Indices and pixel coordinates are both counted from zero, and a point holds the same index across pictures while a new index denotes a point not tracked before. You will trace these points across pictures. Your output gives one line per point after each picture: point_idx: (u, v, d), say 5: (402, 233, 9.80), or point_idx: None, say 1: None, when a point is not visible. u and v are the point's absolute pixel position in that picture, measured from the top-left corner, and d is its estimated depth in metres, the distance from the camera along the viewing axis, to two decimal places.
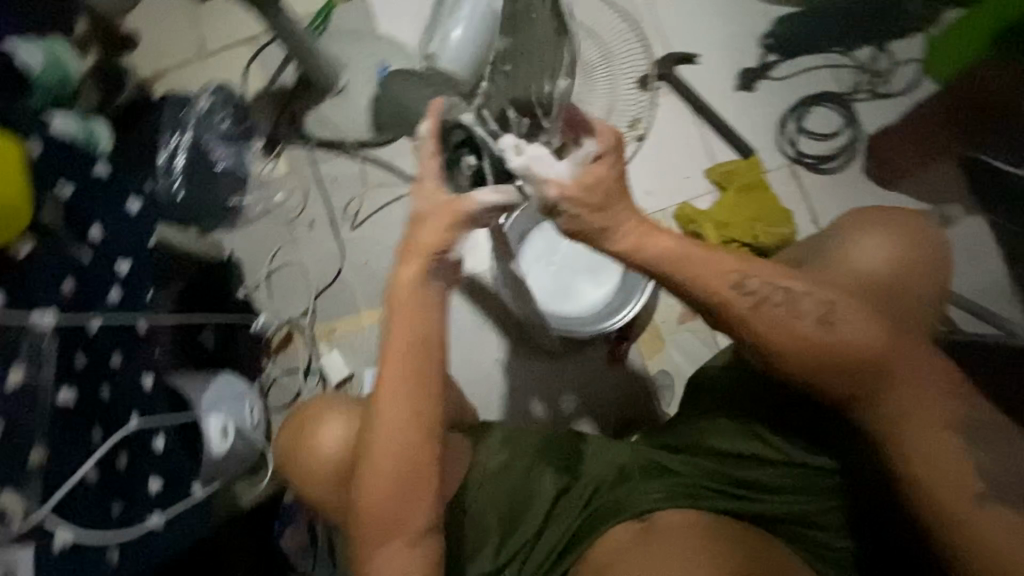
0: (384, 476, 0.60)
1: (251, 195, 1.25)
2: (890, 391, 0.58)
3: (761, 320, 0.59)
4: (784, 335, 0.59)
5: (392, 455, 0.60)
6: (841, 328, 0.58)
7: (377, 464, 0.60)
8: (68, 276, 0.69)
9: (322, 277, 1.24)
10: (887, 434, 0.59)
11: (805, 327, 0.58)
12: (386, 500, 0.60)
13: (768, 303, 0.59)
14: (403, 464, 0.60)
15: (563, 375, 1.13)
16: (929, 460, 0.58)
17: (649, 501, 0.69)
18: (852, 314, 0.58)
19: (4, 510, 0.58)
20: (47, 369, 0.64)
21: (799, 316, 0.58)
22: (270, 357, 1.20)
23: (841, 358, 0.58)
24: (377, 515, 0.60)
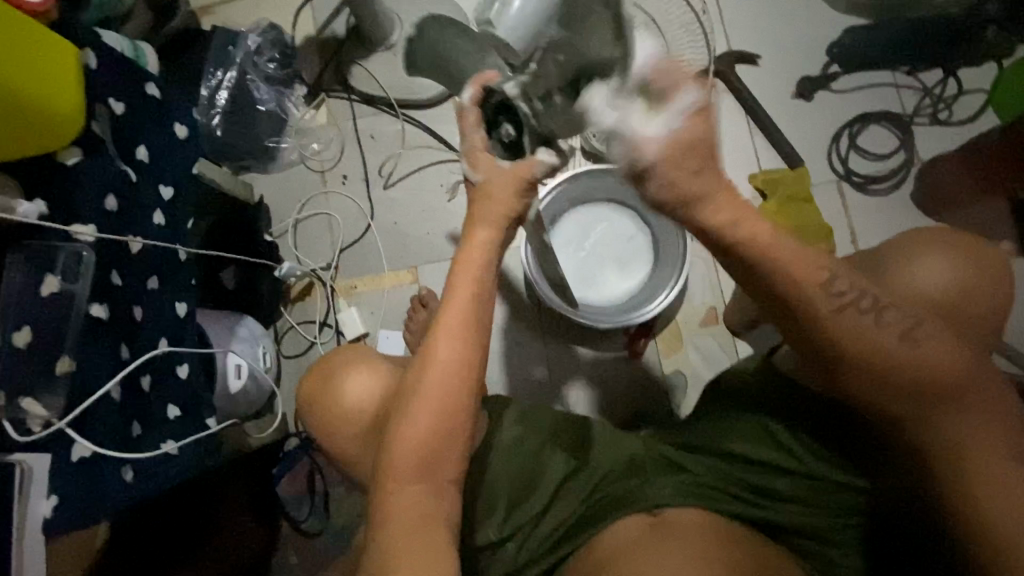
0: (427, 435, 0.56)
1: (289, 141, 1.23)
2: (955, 416, 0.54)
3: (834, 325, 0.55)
4: (853, 342, 0.55)
5: (429, 402, 0.56)
6: (919, 347, 0.54)
7: (411, 411, 0.57)
8: (112, 193, 0.68)
9: (348, 232, 1.23)
10: (951, 461, 0.55)
11: (880, 337, 0.54)
12: (424, 460, 0.56)
13: (845, 310, 0.55)
14: (446, 425, 0.56)
15: (578, 363, 1.13)
16: (992, 497, 0.53)
17: (661, 496, 0.68)
18: (933, 334, 0.55)
19: (26, 413, 0.59)
20: (83, 282, 0.64)
21: (873, 326, 0.55)
22: (287, 306, 1.20)
23: (909, 376, 0.54)
24: (405, 465, 0.55)
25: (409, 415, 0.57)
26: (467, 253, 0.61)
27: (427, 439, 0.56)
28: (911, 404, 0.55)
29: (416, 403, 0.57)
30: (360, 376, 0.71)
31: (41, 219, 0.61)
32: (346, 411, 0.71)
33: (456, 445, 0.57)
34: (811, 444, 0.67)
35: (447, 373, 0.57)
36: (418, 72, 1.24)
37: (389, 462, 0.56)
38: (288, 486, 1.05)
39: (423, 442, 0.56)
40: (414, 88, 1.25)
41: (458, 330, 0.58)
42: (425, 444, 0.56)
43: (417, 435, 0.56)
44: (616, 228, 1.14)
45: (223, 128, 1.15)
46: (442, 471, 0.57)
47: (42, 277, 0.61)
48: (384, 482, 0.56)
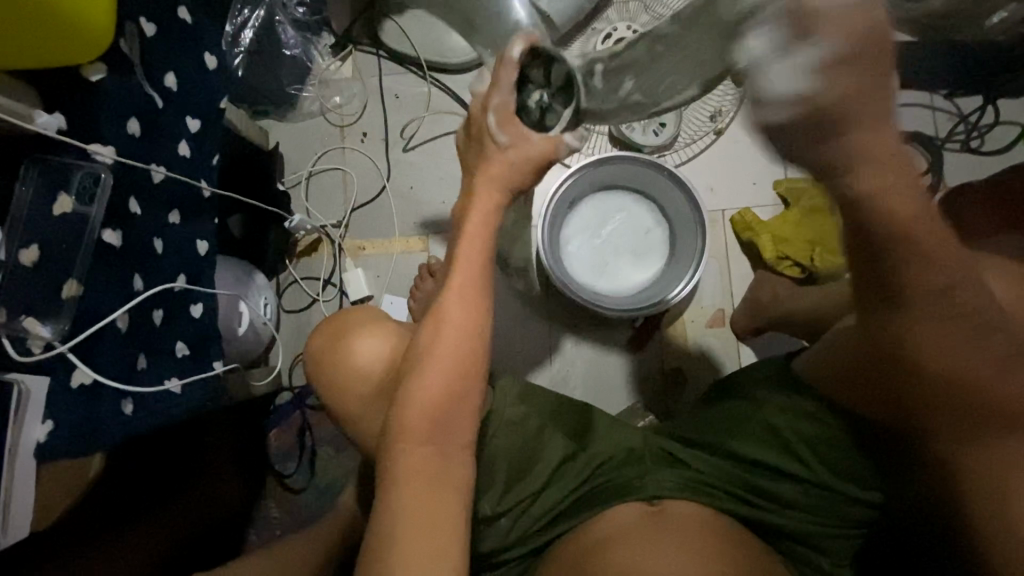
0: (428, 390, 0.55)
1: (310, 90, 1.20)
2: (1016, 448, 0.53)
3: (939, 335, 0.51)
4: (944, 353, 0.52)
5: (441, 363, 0.55)
6: (1019, 376, 0.51)
7: (423, 373, 0.55)
8: (133, 117, 0.66)
9: (362, 192, 1.21)
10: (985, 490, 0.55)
11: (986, 356, 0.51)
12: (428, 415, 0.54)
13: (960, 320, 0.50)
14: (449, 383, 0.55)
15: (580, 349, 1.12)
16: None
17: (661, 488, 0.67)
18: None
19: (26, 332, 0.58)
20: (97, 205, 0.62)
21: (980, 342, 0.51)
22: (293, 259, 1.18)
23: (986, 398, 0.52)
24: (416, 426, 0.54)
25: (420, 376, 0.55)
26: (475, 227, 0.61)
27: (436, 402, 0.54)
28: (978, 424, 0.54)
29: (427, 363, 0.55)
30: (367, 338, 0.70)
31: (59, 133, 0.59)
32: (354, 371, 0.69)
33: (466, 410, 0.56)
34: (837, 450, 0.67)
35: (462, 337, 0.56)
36: (451, 35, 1.19)
37: (399, 423, 0.54)
38: (276, 440, 1.07)
39: (434, 404, 0.54)
40: (446, 51, 1.19)
41: (472, 295, 0.57)
42: (434, 407, 0.54)
43: (425, 395, 0.54)
44: (634, 218, 1.12)
45: (244, 68, 1.09)
46: (453, 435, 0.55)
47: (56, 195, 0.60)
48: (395, 440, 0.54)
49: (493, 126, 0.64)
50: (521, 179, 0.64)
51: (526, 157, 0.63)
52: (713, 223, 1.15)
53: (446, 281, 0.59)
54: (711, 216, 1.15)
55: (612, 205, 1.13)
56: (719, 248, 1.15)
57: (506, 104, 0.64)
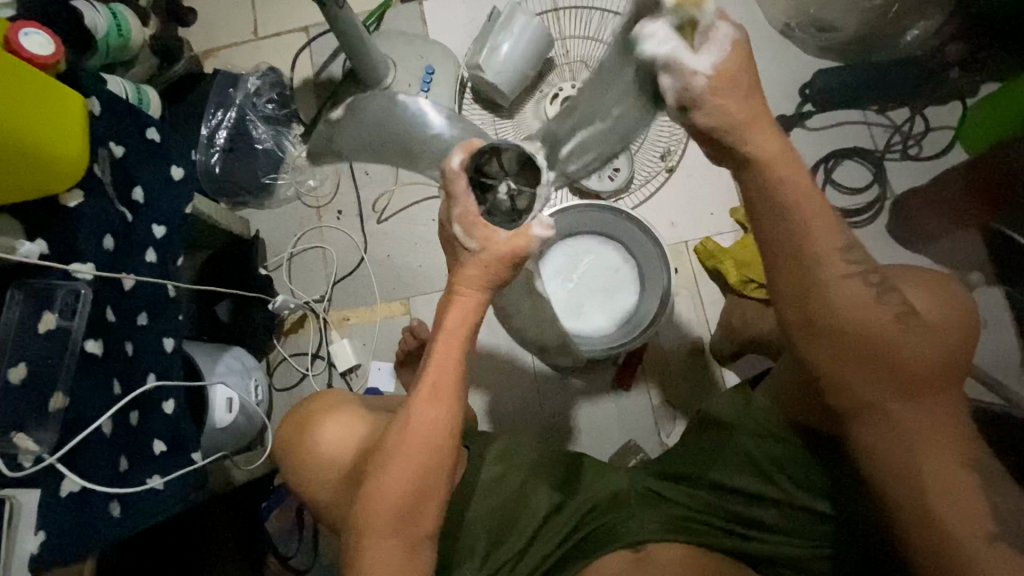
0: (398, 476, 0.56)
1: (285, 176, 1.27)
2: (915, 412, 0.54)
3: (833, 295, 0.54)
4: (843, 319, 0.54)
5: (406, 458, 0.56)
6: (907, 338, 0.53)
7: (390, 465, 0.56)
8: (108, 234, 0.71)
9: (342, 265, 1.26)
10: (913, 457, 0.54)
11: (883, 323, 0.54)
12: (401, 500, 0.56)
13: (850, 282, 0.54)
14: (417, 471, 0.56)
15: (567, 392, 1.14)
16: (945, 490, 0.53)
17: (646, 532, 0.70)
18: (922, 334, 0.54)
19: (18, 448, 0.61)
20: (79, 318, 0.66)
21: (872, 296, 0.54)
22: (281, 338, 1.22)
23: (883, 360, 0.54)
24: (384, 519, 0.56)
25: (387, 470, 0.56)
26: (450, 316, 0.60)
27: (406, 496, 0.56)
28: (884, 388, 0.54)
29: (394, 452, 0.57)
30: (338, 423, 0.71)
31: (42, 259, 0.64)
32: (321, 457, 0.70)
33: (435, 500, 0.57)
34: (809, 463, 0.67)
35: (432, 433, 0.57)
36: None
37: (365, 517, 0.56)
38: (277, 522, 1.05)
39: (404, 498, 0.56)
40: None
41: (441, 387, 0.58)
42: (405, 501, 0.56)
43: (393, 486, 0.56)
44: (602, 259, 1.16)
45: (221, 164, 1.23)
46: (418, 525, 0.57)
47: (40, 314, 0.65)
48: (363, 534, 0.56)
49: (460, 234, 0.59)
50: (496, 274, 0.60)
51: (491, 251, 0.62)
52: (679, 255, 1.19)
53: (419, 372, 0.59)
54: (676, 249, 1.20)
55: (585, 246, 1.17)
56: (688, 280, 1.19)
57: (467, 211, 0.59)
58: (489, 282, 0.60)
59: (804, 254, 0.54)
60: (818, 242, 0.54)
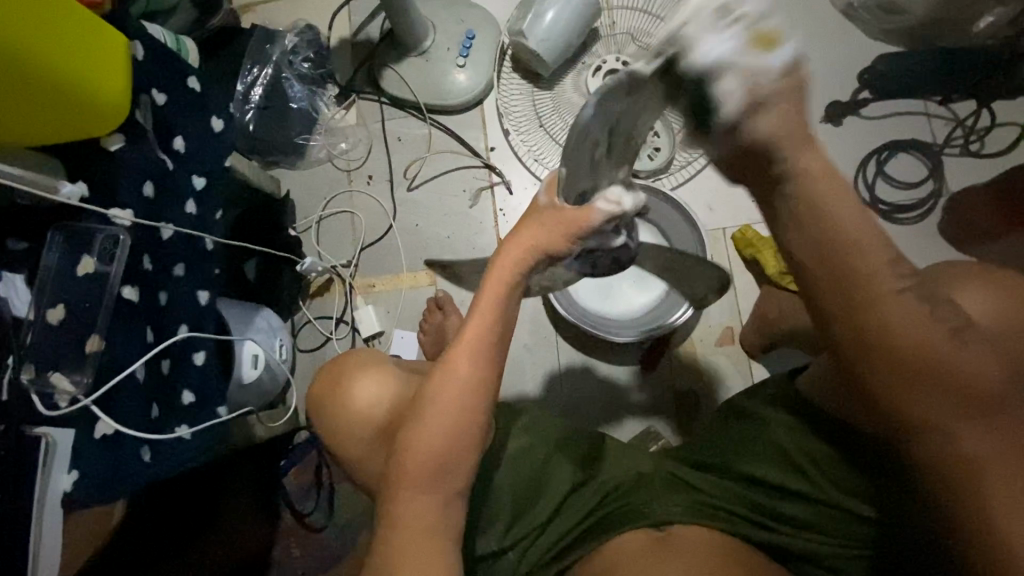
0: (430, 437, 0.54)
1: (318, 139, 1.26)
2: (984, 431, 0.50)
3: (885, 314, 0.51)
4: (900, 341, 0.50)
5: (439, 415, 0.54)
6: (965, 356, 0.50)
7: (423, 423, 0.55)
8: (148, 181, 0.70)
9: (370, 231, 1.25)
10: (966, 477, 0.51)
11: (937, 340, 0.50)
12: (440, 451, 0.54)
13: (903, 298, 0.51)
14: (450, 423, 0.54)
15: (590, 374, 1.12)
16: (1014, 511, 0.49)
17: (670, 513, 0.68)
18: (981, 344, 0.51)
19: (53, 388, 0.61)
20: (116, 265, 0.66)
21: (925, 316, 0.51)
22: (306, 300, 1.22)
23: (933, 378, 0.50)
24: (418, 473, 0.53)
25: (420, 424, 0.55)
26: (489, 277, 0.58)
27: (433, 453, 0.54)
28: (947, 408, 0.51)
29: (426, 413, 0.55)
30: (367, 382, 0.70)
31: (81, 203, 0.64)
32: (352, 415, 0.70)
33: (461, 460, 0.54)
34: (843, 467, 0.66)
35: (463, 391, 0.55)
36: (448, 77, 1.22)
37: (401, 467, 0.54)
38: (297, 479, 1.07)
39: (435, 451, 0.54)
40: (443, 92, 1.23)
41: (481, 342, 0.56)
42: (434, 456, 0.54)
43: (426, 443, 0.54)
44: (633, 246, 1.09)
45: (256, 122, 1.22)
46: (454, 478, 0.55)
47: (80, 257, 0.65)
48: (392, 487, 0.54)
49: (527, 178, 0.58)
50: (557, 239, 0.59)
51: (560, 221, 0.58)
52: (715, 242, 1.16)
53: (459, 328, 0.57)
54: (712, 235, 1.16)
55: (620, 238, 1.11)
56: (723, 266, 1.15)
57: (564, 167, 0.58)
58: (533, 249, 0.59)
59: (848, 259, 0.51)
60: (861, 245, 0.50)
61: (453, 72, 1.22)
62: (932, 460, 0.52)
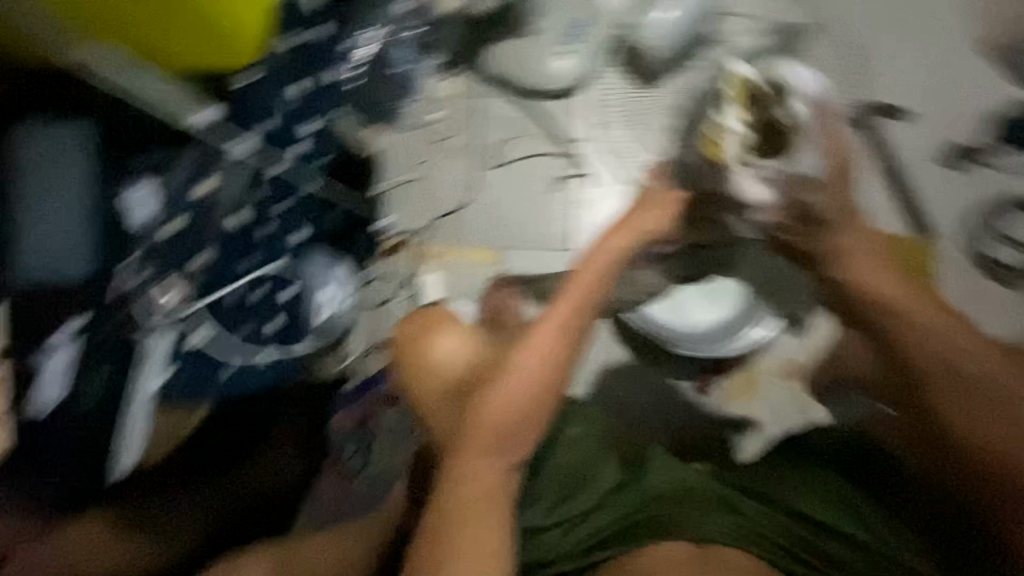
0: (495, 416, 0.77)
1: (412, 105, 1.22)
2: (989, 429, 0.81)
3: (914, 339, 0.87)
4: (932, 356, 0.85)
5: (515, 390, 0.78)
6: (994, 381, 0.83)
7: (501, 393, 0.78)
8: None
9: (445, 202, 1.26)
10: (988, 462, 0.81)
11: (985, 370, 0.84)
12: (503, 432, 0.76)
13: (962, 353, 0.84)
14: (526, 407, 0.77)
15: (642, 382, 1.07)
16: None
17: (711, 532, 0.75)
18: (980, 362, 0.85)
19: None
20: None
21: (955, 353, 0.85)
22: (372, 258, 1.18)
23: (941, 384, 0.84)
24: (481, 443, 0.75)
25: (483, 410, 0.77)
26: (569, 288, 0.87)
27: (513, 407, 0.77)
28: (984, 416, 0.82)
29: (503, 380, 0.79)
30: (446, 371, 0.80)
31: None
32: (429, 406, 0.80)
33: (529, 429, 0.78)
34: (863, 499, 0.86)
35: (522, 383, 0.78)
36: (552, 63, 1.20)
37: (467, 441, 0.76)
38: (337, 425, 1.08)
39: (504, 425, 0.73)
40: (544, 77, 1.22)
41: (544, 348, 0.81)
42: (505, 420, 0.76)
43: (495, 415, 0.76)
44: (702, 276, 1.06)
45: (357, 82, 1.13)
46: (519, 451, 0.77)
47: None
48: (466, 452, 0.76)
49: None
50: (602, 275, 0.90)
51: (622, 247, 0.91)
52: None
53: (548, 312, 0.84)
54: None
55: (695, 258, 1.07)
56: None
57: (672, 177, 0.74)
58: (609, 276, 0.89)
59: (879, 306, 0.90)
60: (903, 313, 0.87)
61: (556, 58, 1.20)
62: (970, 456, 0.82)
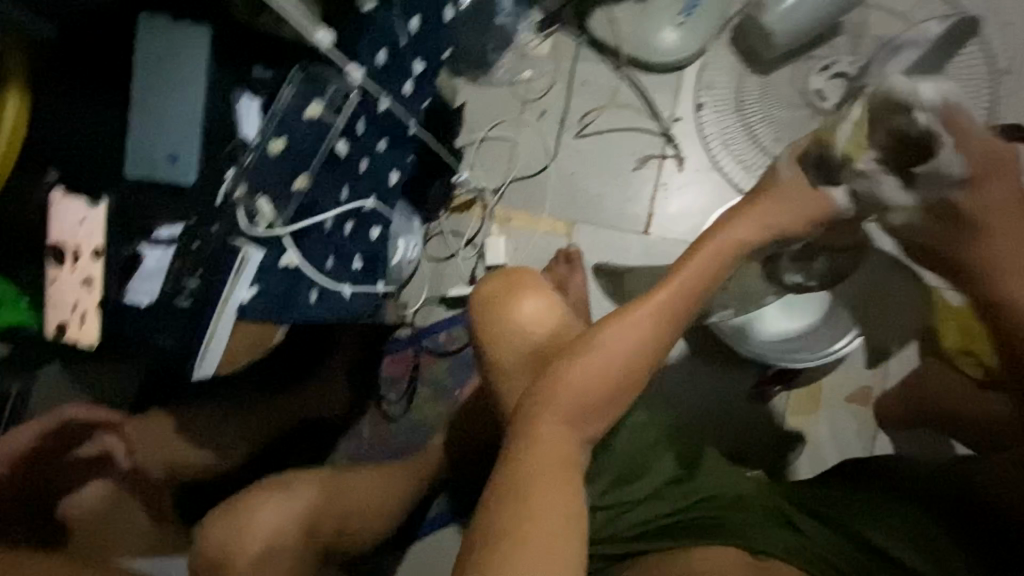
0: (588, 379, 0.57)
1: (508, 59, 1.21)
2: None
3: None
4: None
5: (609, 360, 0.57)
6: None
7: (589, 361, 0.57)
8: (383, 49, 0.73)
9: (527, 166, 1.23)
10: None
11: None
12: (600, 393, 0.57)
13: None
14: (626, 366, 0.58)
15: (698, 380, 1.05)
16: None
17: (772, 546, 0.64)
18: None
19: (259, 210, 0.68)
20: (339, 117, 0.71)
21: None
22: (445, 212, 1.22)
23: None
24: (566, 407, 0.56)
25: (584, 362, 0.58)
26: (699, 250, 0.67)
27: (595, 387, 0.57)
28: None
29: (595, 350, 0.58)
30: (536, 300, 0.68)
31: (329, 51, 0.67)
32: (510, 327, 0.68)
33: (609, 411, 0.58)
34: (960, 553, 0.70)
35: (632, 345, 0.58)
36: (661, 35, 1.16)
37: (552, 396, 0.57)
38: (391, 367, 1.14)
39: (588, 390, 0.57)
40: (650, 48, 1.16)
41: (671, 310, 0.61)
42: (587, 394, 0.57)
43: (582, 383, 0.57)
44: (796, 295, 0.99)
45: None
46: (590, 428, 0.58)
47: (311, 100, 0.69)
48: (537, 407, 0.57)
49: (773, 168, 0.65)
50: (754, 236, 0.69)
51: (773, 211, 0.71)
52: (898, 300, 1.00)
53: (646, 291, 0.62)
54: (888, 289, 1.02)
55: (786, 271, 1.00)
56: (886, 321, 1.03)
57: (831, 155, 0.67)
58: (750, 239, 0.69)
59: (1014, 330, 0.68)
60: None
61: (667, 30, 1.15)
62: None
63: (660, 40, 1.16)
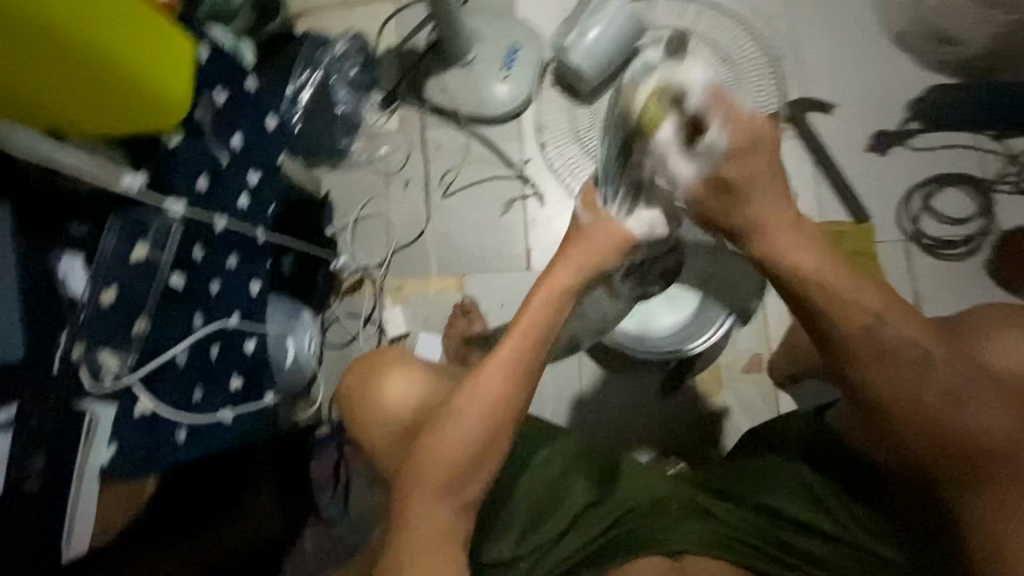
0: (452, 444, 0.61)
1: (360, 143, 1.29)
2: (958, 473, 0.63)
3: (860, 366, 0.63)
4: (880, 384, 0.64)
5: (467, 422, 0.61)
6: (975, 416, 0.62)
7: (449, 428, 0.61)
8: (204, 174, 0.76)
9: (403, 234, 1.27)
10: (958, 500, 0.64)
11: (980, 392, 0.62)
12: (462, 454, 0.60)
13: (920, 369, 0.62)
14: (487, 410, 0.61)
15: (611, 391, 1.11)
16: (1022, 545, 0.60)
17: (684, 541, 0.67)
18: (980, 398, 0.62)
19: (101, 364, 0.68)
20: (167, 254, 0.72)
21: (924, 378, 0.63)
22: (337, 297, 1.24)
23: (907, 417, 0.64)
24: (433, 477, 0.60)
25: (441, 430, 0.62)
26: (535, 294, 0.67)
27: (459, 450, 0.60)
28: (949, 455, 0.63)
29: (451, 415, 0.62)
30: (399, 377, 0.73)
31: (140, 192, 0.68)
32: (383, 409, 0.72)
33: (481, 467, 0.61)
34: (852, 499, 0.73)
35: (485, 401, 0.61)
36: (489, 89, 1.24)
37: (420, 468, 0.61)
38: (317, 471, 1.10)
39: (447, 455, 0.60)
40: (483, 102, 1.25)
41: (522, 345, 0.64)
42: (449, 461, 0.60)
43: (446, 449, 0.60)
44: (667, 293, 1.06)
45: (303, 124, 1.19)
46: (468, 488, 0.61)
47: (135, 243, 0.70)
48: (412, 480, 0.61)
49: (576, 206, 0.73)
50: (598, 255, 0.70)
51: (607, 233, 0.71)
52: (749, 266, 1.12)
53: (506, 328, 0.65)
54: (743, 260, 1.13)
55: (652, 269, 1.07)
56: None
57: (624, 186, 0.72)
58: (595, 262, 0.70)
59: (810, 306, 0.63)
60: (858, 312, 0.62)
61: (493, 84, 1.24)
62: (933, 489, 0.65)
63: (489, 92, 1.24)
